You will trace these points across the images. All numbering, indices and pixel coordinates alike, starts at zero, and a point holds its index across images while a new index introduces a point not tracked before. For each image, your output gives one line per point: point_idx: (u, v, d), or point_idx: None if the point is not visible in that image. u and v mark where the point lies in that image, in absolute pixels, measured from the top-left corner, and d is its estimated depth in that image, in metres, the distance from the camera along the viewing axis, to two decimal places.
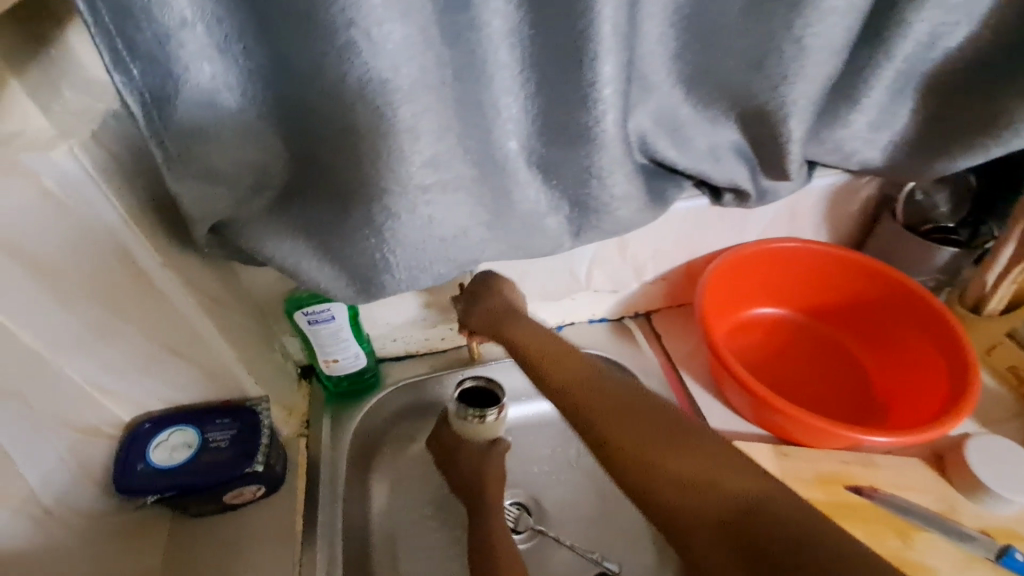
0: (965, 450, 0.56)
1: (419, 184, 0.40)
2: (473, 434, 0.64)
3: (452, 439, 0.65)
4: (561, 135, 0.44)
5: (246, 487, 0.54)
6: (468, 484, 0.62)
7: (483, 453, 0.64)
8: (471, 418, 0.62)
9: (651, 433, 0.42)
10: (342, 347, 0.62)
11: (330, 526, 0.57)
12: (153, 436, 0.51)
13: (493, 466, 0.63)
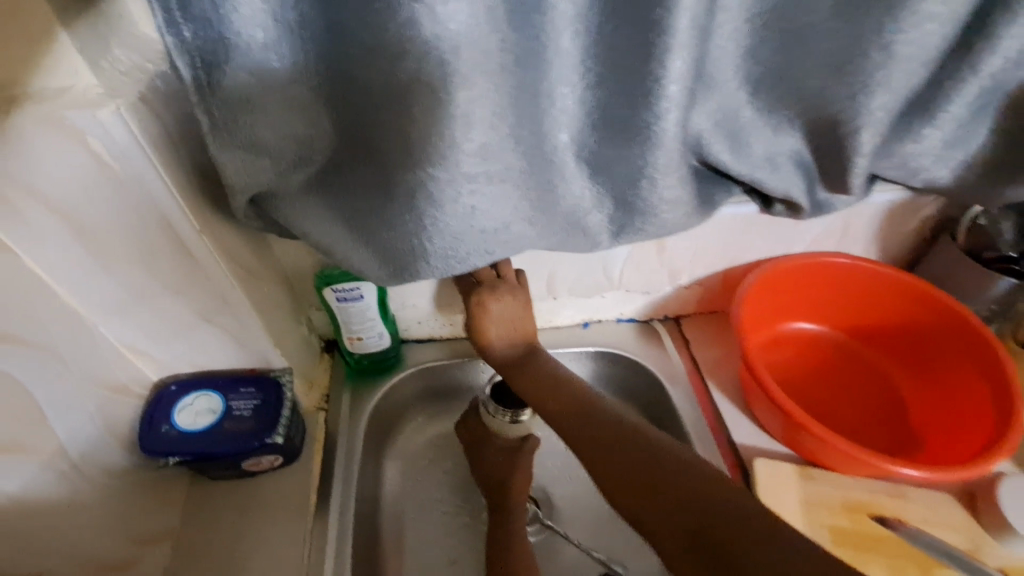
0: (996, 488, 0.54)
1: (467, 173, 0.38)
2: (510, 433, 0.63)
3: (483, 431, 0.64)
4: (619, 132, 0.41)
5: (267, 455, 0.54)
6: (499, 480, 0.62)
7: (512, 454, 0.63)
8: (503, 415, 0.62)
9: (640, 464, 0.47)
10: (368, 325, 0.62)
11: (343, 502, 0.57)
12: (178, 400, 0.52)
13: (520, 465, 0.62)
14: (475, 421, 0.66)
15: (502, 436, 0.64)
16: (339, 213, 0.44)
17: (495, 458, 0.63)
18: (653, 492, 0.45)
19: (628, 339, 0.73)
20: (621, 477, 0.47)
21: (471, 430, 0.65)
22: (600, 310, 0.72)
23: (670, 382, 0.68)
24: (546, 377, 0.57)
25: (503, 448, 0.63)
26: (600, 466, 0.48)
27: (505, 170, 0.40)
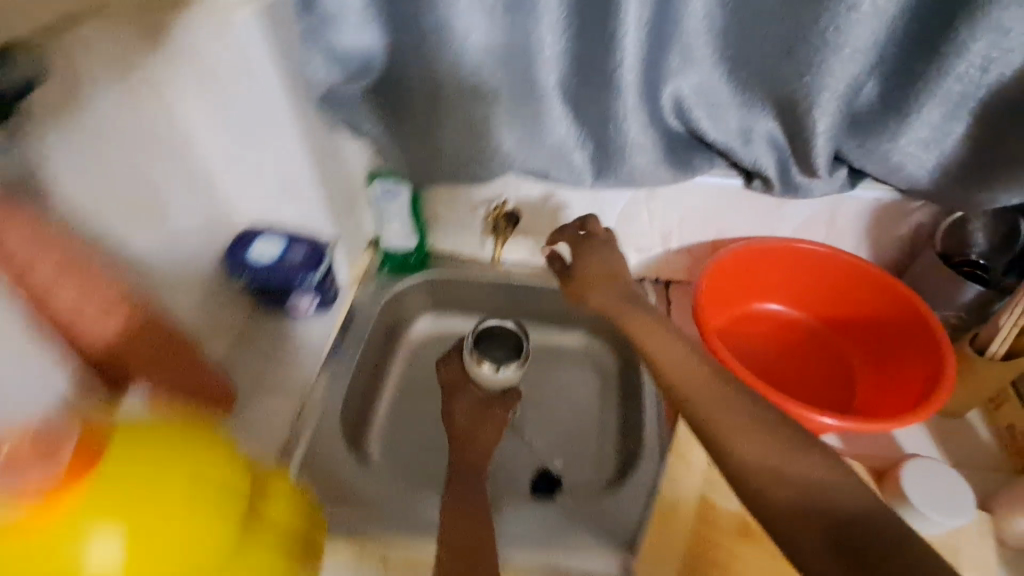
0: (899, 469, 0.58)
1: (478, 85, 0.57)
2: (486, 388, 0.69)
3: (454, 379, 0.70)
4: (588, 76, 0.55)
5: (300, 304, 0.71)
6: (465, 428, 0.65)
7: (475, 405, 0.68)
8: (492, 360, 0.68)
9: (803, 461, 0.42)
10: (398, 225, 0.76)
11: (350, 351, 0.74)
12: (253, 236, 0.68)
13: (483, 418, 0.67)
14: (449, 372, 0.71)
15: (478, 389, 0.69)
16: (401, 124, 0.63)
17: (462, 406, 0.67)
18: (771, 461, 0.42)
19: None
20: (733, 436, 0.44)
21: (444, 380, 0.70)
22: None
23: None
24: (652, 322, 0.54)
25: (473, 398, 0.68)
26: (708, 420, 0.46)
27: (496, 88, 0.57)
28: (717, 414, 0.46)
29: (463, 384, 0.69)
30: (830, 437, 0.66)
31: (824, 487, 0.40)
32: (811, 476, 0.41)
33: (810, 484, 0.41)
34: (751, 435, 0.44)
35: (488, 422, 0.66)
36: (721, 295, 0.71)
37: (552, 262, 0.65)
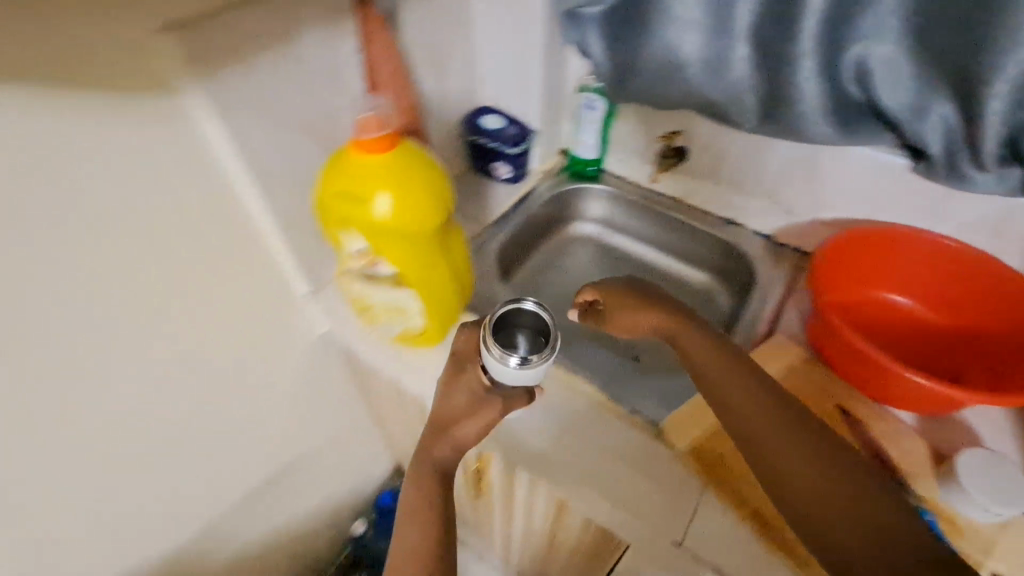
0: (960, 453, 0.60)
1: (676, 46, 0.74)
2: (501, 395, 0.55)
3: (462, 396, 0.58)
4: (773, 39, 0.67)
5: (501, 167, 0.96)
6: (464, 437, 0.57)
7: (473, 421, 0.56)
8: (507, 352, 0.50)
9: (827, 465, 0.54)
10: (587, 136, 0.96)
11: (522, 217, 0.96)
12: (486, 113, 0.94)
13: (472, 430, 0.56)
14: (450, 385, 0.59)
15: (487, 394, 0.56)
16: (616, 44, 0.79)
17: (472, 420, 0.56)
18: (804, 467, 0.55)
19: (755, 246, 0.90)
20: (773, 452, 0.56)
21: (441, 393, 0.59)
22: (745, 214, 0.91)
23: (764, 280, 0.85)
24: (690, 355, 0.65)
25: (472, 416, 0.56)
26: (756, 446, 0.57)
27: (696, 20, 0.71)
28: (753, 412, 0.59)
29: (467, 398, 0.57)
30: (906, 415, 0.67)
31: (847, 485, 0.53)
32: (833, 473, 0.54)
33: (840, 477, 0.53)
34: (791, 437, 0.56)
35: (472, 437, 0.56)
36: (853, 270, 0.76)
37: (583, 311, 0.75)
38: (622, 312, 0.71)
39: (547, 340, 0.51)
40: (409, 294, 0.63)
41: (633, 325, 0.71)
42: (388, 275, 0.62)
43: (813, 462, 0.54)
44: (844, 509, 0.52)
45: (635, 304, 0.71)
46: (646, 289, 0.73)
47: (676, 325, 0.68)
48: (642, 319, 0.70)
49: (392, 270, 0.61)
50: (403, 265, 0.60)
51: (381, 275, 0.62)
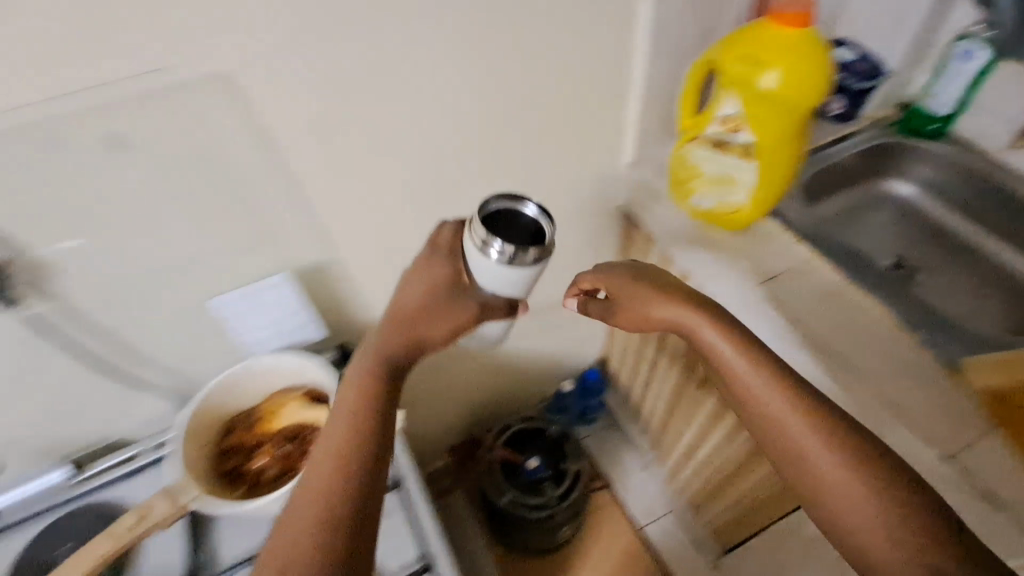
0: None
1: None
2: (444, 312, 0.53)
3: (422, 282, 0.53)
4: None
5: (838, 101, 0.95)
6: (415, 337, 0.51)
7: (457, 313, 0.53)
8: (492, 244, 0.48)
9: (828, 476, 0.46)
10: (951, 89, 0.91)
11: (840, 155, 0.95)
12: (838, 45, 0.94)
13: (452, 324, 0.53)
14: (428, 264, 0.53)
15: (456, 289, 0.53)
16: None
17: (423, 303, 0.52)
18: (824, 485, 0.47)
19: None
20: (799, 463, 0.48)
21: (403, 285, 0.53)
22: None
23: None
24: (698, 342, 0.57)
25: (424, 303, 0.52)
26: (792, 444, 0.49)
27: None
28: (785, 425, 0.49)
29: (427, 288, 0.53)
30: None
31: (891, 510, 0.44)
32: (891, 483, 0.45)
33: (886, 492, 0.45)
34: (856, 432, 0.48)
35: (442, 320, 0.52)
36: None
37: (583, 301, 0.67)
38: (634, 288, 0.62)
39: (537, 248, 0.49)
40: (752, 164, 0.72)
41: (636, 321, 0.62)
42: (741, 143, 0.72)
43: (855, 465, 0.46)
44: (888, 543, 0.43)
45: (648, 275, 0.63)
46: (638, 266, 0.64)
47: (668, 304, 0.59)
48: (665, 287, 0.61)
49: (749, 138, 0.71)
50: (764, 140, 0.70)
51: (733, 142, 0.72)
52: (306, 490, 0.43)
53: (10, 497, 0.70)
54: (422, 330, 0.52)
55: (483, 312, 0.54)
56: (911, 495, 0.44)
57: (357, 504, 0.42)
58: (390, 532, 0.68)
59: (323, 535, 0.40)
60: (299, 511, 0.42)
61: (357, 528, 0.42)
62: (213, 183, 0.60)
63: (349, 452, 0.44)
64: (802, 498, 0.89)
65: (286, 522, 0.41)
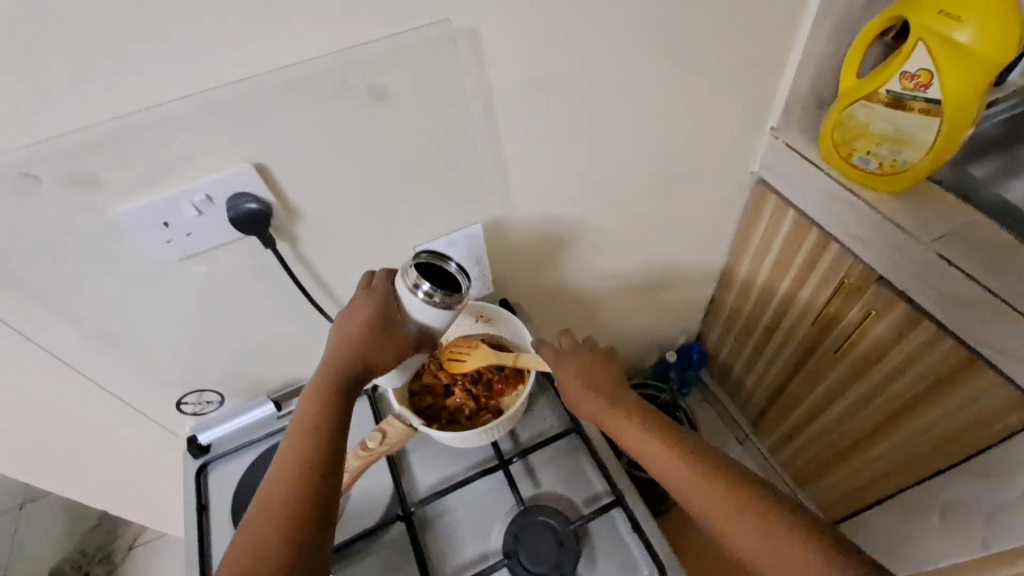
0: None
1: None
2: (397, 319, 0.63)
3: (359, 314, 0.63)
4: None
5: (1018, 65, 0.89)
6: (353, 352, 0.62)
7: (580, 367, 0.69)
8: (420, 288, 0.61)
9: (714, 491, 0.53)
10: None
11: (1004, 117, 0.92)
12: None
13: (582, 371, 0.69)
14: (368, 300, 0.64)
15: (393, 310, 0.63)
16: None
17: (364, 332, 0.62)
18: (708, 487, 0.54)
19: None
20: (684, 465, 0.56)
21: (340, 318, 0.64)
22: None
23: None
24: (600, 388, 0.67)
25: (365, 326, 0.63)
26: (656, 460, 0.58)
27: None
28: (688, 488, 0.55)
29: (359, 316, 0.63)
30: None
31: (768, 529, 0.50)
32: (760, 504, 0.51)
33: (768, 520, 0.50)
34: (737, 476, 0.54)
35: (384, 335, 0.63)
36: None
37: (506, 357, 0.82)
38: (564, 356, 0.71)
39: (455, 297, 0.62)
40: (936, 122, 0.73)
41: (579, 369, 0.69)
42: (926, 100, 0.73)
43: (744, 512, 0.51)
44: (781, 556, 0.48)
45: (569, 358, 0.71)
46: (575, 344, 0.72)
47: (577, 368, 0.69)
48: (567, 368, 0.70)
49: (936, 95, 0.72)
50: (953, 96, 0.70)
51: (916, 100, 0.74)
52: (272, 474, 0.56)
53: (233, 423, 0.80)
54: (571, 405, 0.69)
55: (592, 362, 0.70)
56: (774, 515, 0.50)
57: (305, 478, 0.55)
58: (572, 470, 0.74)
59: (299, 492, 0.54)
60: (275, 473, 0.56)
61: (319, 493, 0.55)
62: (419, 129, 0.62)
63: (308, 442, 0.57)
64: (948, 457, 0.88)
65: (270, 484, 0.55)
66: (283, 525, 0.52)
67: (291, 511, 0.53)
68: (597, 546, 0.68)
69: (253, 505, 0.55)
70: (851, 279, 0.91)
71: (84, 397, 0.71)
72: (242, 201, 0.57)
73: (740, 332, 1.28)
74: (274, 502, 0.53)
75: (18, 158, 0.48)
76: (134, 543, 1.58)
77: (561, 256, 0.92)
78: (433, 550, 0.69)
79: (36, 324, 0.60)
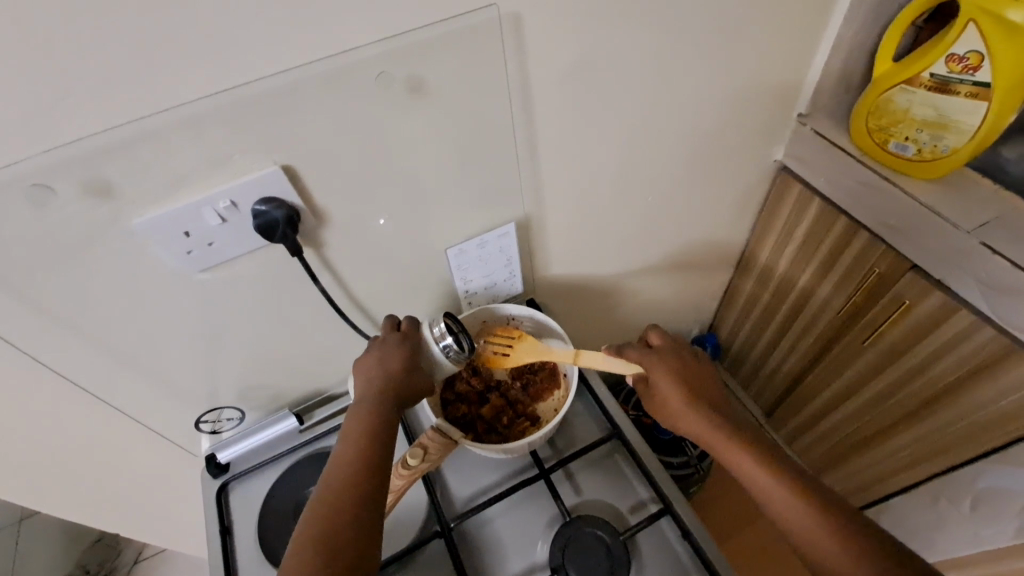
0: None
1: None
2: (431, 360, 0.64)
3: (395, 353, 0.63)
4: None
5: None
6: (397, 376, 0.61)
7: (669, 367, 0.66)
8: (437, 337, 0.64)
9: (797, 490, 0.51)
10: None
11: None
12: None
13: (671, 369, 0.66)
14: (399, 343, 0.64)
15: (425, 354, 0.65)
16: None
17: (404, 364, 0.62)
18: (792, 485, 0.52)
19: None
20: (769, 463, 0.54)
21: (372, 354, 0.63)
22: None
23: None
24: (693, 387, 0.64)
25: (406, 358, 0.63)
26: (742, 456, 0.56)
27: None
28: (767, 491, 0.53)
29: (399, 352, 0.63)
30: None
31: (839, 530, 0.48)
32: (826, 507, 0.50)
33: (838, 520, 0.49)
34: (815, 482, 0.52)
35: (420, 370, 0.63)
36: None
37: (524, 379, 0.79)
38: (662, 357, 0.67)
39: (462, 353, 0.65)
40: (983, 106, 0.72)
41: (677, 373, 0.66)
42: (974, 84, 0.72)
43: (812, 512, 0.50)
44: (852, 558, 0.47)
45: (675, 363, 0.67)
46: (675, 349, 0.68)
47: (676, 368, 0.66)
48: (670, 369, 0.66)
49: (985, 79, 0.71)
50: (1004, 81, 0.69)
51: (963, 83, 0.73)
52: (325, 485, 0.52)
53: (254, 440, 0.75)
54: (655, 405, 0.66)
55: (682, 360, 0.67)
56: (841, 516, 0.49)
57: (365, 488, 0.52)
58: (615, 477, 0.71)
59: (359, 501, 0.51)
60: (331, 484, 0.52)
61: (376, 505, 0.52)
62: (449, 123, 0.58)
63: (364, 452, 0.54)
64: (980, 447, 0.87)
65: (325, 493, 0.51)
66: (345, 533, 0.48)
67: (355, 520, 0.49)
68: (647, 556, 0.65)
69: (303, 518, 0.50)
70: (878, 270, 0.89)
71: (100, 419, 0.67)
72: (266, 206, 0.53)
73: (753, 325, 1.24)
74: (332, 510, 0.50)
75: (35, 166, 0.45)
76: (138, 557, 1.56)
77: (586, 253, 0.88)
78: (473, 564, 0.66)
79: (50, 347, 0.56)
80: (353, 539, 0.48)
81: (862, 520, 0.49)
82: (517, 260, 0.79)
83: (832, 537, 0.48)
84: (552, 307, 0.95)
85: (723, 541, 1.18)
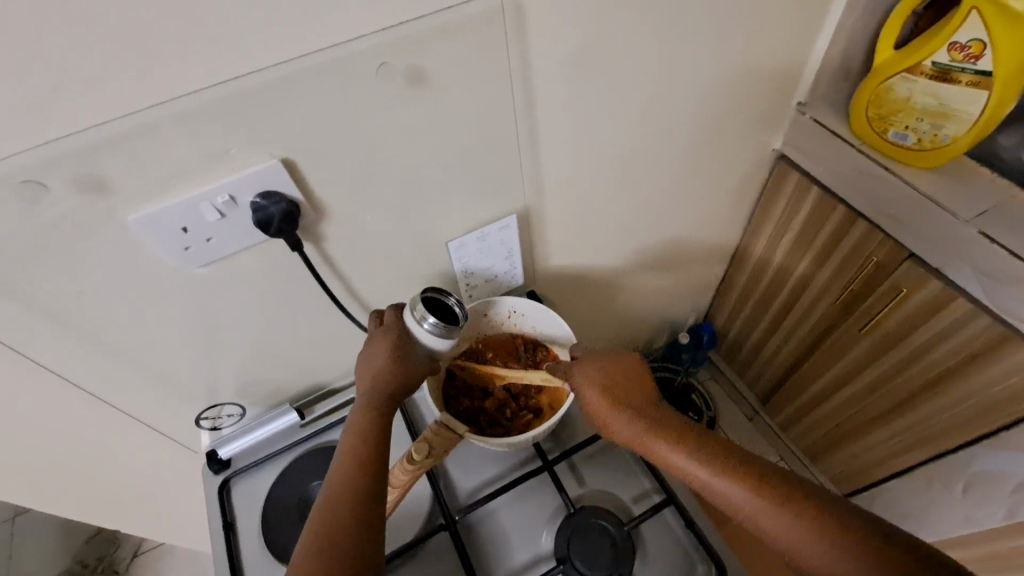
0: None
1: None
2: (420, 341, 0.62)
3: (383, 344, 0.62)
4: None
5: None
6: (389, 365, 0.60)
7: (595, 370, 0.64)
8: (416, 314, 0.61)
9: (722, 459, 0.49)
10: None
11: None
12: None
13: (595, 376, 0.63)
14: (385, 334, 0.63)
15: (413, 338, 0.62)
16: None
17: (392, 354, 0.61)
18: (718, 456, 0.49)
19: None
20: (699, 442, 0.52)
21: (364, 351, 0.63)
22: None
23: None
24: (618, 386, 0.61)
25: (394, 348, 0.61)
26: (668, 444, 0.53)
27: None
28: (697, 473, 0.50)
29: (387, 343, 0.62)
30: None
31: (797, 513, 0.44)
32: (799, 494, 0.45)
33: (785, 501, 0.45)
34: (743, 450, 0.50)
35: (413, 357, 0.62)
36: None
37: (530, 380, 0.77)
38: (591, 368, 0.64)
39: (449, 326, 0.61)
40: (983, 96, 0.72)
41: (604, 376, 0.62)
42: (976, 72, 0.72)
43: (747, 492, 0.46)
44: (788, 524, 0.44)
45: (605, 368, 0.63)
46: (604, 359, 0.65)
47: (600, 372, 0.63)
48: (598, 376, 0.63)
49: (987, 67, 0.71)
50: (1004, 70, 0.69)
51: (965, 71, 0.72)
52: (333, 481, 0.52)
53: (254, 436, 0.74)
54: (592, 414, 0.62)
55: (606, 365, 0.64)
56: (779, 488, 0.46)
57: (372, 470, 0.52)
58: (618, 468, 0.72)
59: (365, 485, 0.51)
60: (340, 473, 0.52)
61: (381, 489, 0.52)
62: (448, 114, 0.57)
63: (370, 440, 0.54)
64: (974, 431, 0.88)
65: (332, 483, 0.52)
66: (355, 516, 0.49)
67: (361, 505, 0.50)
68: (651, 546, 0.65)
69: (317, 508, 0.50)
70: (877, 258, 0.89)
71: (97, 417, 0.66)
72: (264, 200, 0.52)
73: (749, 313, 1.25)
74: (345, 494, 0.50)
75: (27, 162, 0.43)
76: (136, 553, 1.55)
77: (585, 244, 0.88)
78: (479, 557, 0.66)
79: (47, 346, 0.55)
80: (363, 531, 0.48)
81: (815, 492, 0.45)
82: (518, 253, 0.78)
83: (763, 503, 0.45)
84: (552, 298, 0.94)
85: (723, 523, 1.20)
